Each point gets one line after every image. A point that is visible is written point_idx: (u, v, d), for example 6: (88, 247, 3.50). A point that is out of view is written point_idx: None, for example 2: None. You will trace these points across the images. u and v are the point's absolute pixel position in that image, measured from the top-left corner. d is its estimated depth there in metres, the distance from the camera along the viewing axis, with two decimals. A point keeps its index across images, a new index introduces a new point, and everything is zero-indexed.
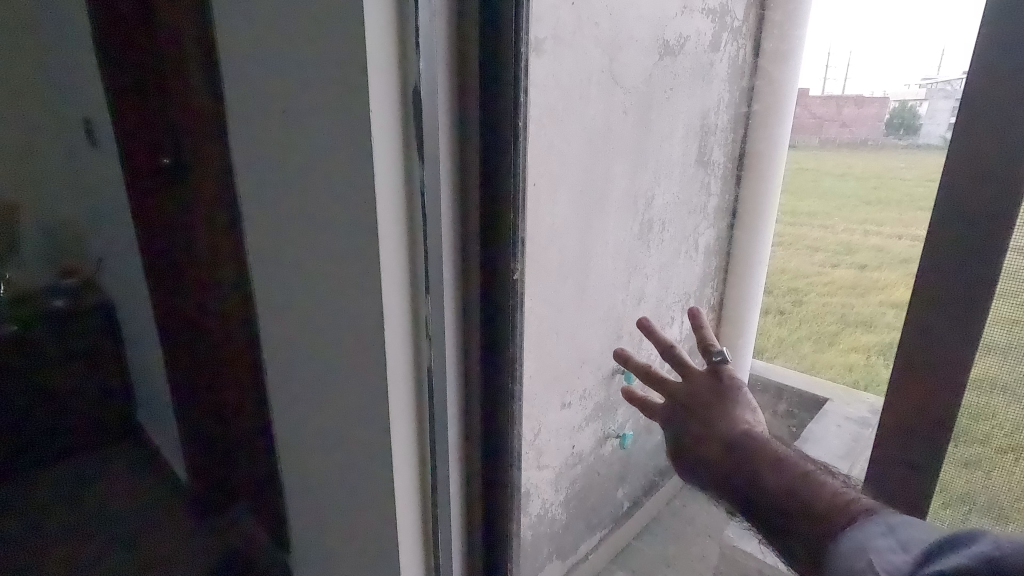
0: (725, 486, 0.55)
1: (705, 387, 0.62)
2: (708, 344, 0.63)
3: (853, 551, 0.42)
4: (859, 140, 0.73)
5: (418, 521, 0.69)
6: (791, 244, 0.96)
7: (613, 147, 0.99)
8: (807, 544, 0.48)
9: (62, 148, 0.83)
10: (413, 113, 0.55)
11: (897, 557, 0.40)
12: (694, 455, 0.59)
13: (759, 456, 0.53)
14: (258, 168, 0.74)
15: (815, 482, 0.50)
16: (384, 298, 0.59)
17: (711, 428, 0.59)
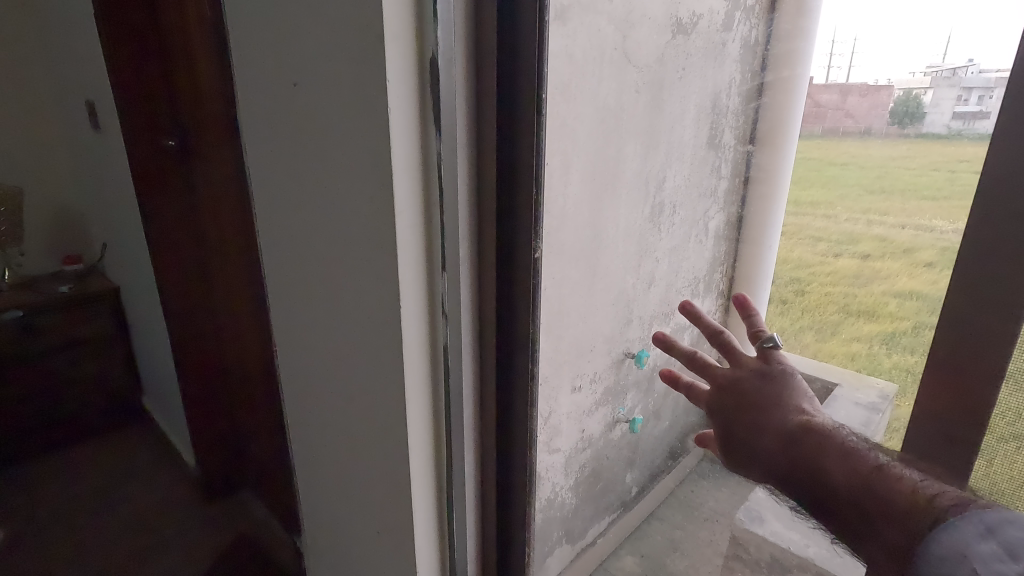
0: (790, 483, 0.52)
1: (758, 376, 0.61)
2: (759, 330, 0.63)
3: (949, 557, 0.35)
4: (862, 129, 0.68)
5: (435, 496, 0.70)
6: (793, 237, 0.90)
7: (626, 127, 0.97)
8: (885, 546, 0.41)
9: (98, 153, 1.59)
10: (429, 82, 0.54)
11: (1004, 565, 0.32)
12: (755, 448, 0.57)
13: (822, 448, 0.49)
14: (268, 150, 0.73)
15: (890, 472, 0.44)
16: (401, 273, 0.58)
17: (770, 420, 0.56)
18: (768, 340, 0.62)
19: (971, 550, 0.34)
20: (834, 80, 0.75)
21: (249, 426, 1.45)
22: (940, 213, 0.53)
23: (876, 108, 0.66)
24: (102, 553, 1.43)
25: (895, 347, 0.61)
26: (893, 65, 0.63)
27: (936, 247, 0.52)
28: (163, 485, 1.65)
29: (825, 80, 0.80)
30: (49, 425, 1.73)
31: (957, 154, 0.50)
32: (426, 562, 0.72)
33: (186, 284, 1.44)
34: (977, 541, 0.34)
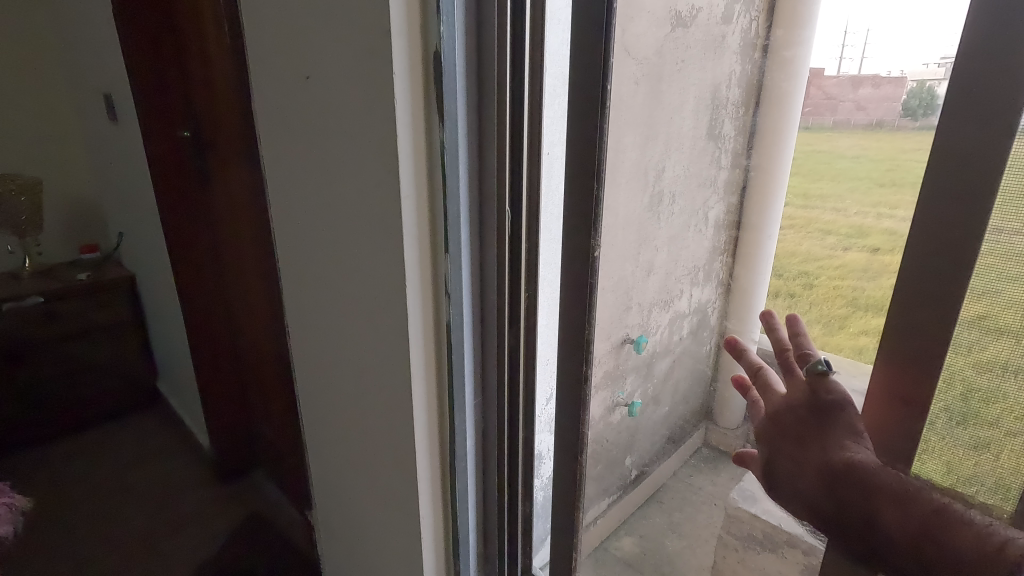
0: (836, 525, 0.48)
1: (802, 406, 0.53)
2: (807, 353, 0.55)
3: None
4: (874, 123, 0.66)
5: (437, 466, 0.74)
6: (804, 229, 0.84)
7: (627, 118, 0.93)
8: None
9: (110, 138, 1.65)
10: (433, 75, 0.58)
11: None
12: (792, 484, 0.52)
13: (872, 493, 0.45)
14: (282, 138, 0.77)
15: (947, 519, 0.41)
16: (406, 256, 0.62)
17: (807, 456, 0.51)
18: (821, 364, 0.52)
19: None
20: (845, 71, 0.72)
21: (263, 407, 1.51)
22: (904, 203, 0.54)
23: (886, 101, 0.64)
24: (126, 524, 1.51)
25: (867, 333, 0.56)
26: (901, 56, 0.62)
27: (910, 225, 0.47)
28: (179, 465, 1.71)
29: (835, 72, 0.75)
30: (82, 415, 1.83)
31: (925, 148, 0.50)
32: (430, 530, 0.77)
33: (198, 273, 1.48)
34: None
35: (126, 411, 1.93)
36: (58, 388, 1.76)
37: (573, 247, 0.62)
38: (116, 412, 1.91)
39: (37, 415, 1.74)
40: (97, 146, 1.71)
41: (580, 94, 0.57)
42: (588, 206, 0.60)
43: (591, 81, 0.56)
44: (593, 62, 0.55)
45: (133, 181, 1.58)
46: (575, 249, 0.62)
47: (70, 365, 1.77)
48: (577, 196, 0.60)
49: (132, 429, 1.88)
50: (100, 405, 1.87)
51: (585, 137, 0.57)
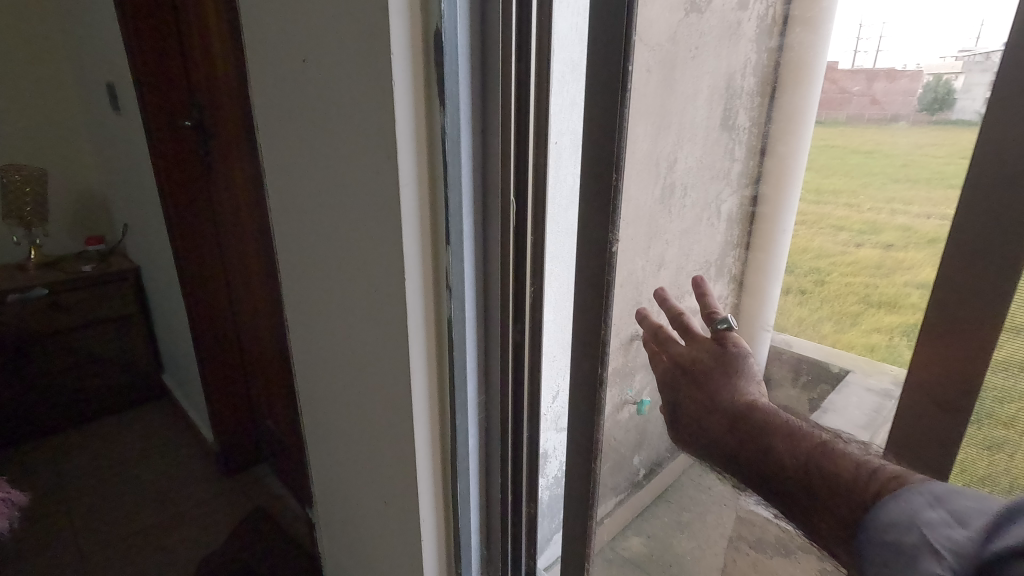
0: (746, 462, 0.53)
1: (710, 357, 0.59)
2: (714, 311, 0.61)
3: (901, 527, 0.35)
4: (887, 117, 0.62)
5: (438, 465, 0.72)
6: (813, 225, 0.76)
7: (640, 110, 0.76)
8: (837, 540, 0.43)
9: (114, 128, 1.63)
10: (434, 57, 0.55)
11: (952, 529, 0.32)
12: (710, 436, 0.57)
13: (773, 429, 0.50)
14: (280, 126, 0.74)
15: (839, 452, 0.45)
16: (406, 245, 0.59)
17: (718, 403, 0.57)
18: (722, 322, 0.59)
19: (929, 528, 0.33)
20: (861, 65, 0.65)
21: (268, 401, 1.50)
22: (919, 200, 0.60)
23: (902, 96, 0.60)
24: (129, 518, 1.49)
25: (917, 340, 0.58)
26: (921, 51, 0.58)
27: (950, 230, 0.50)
28: (185, 459, 1.71)
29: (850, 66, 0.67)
30: (88, 405, 1.86)
31: None
32: (430, 532, 0.74)
33: (202, 264, 1.46)
34: (933, 514, 0.34)
35: (130, 399, 1.95)
36: (63, 380, 1.77)
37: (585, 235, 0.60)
38: (121, 400, 1.93)
39: (44, 405, 1.76)
40: (107, 136, 1.71)
41: (596, 76, 0.54)
42: (604, 196, 0.57)
43: (606, 60, 0.53)
44: (611, 42, 0.52)
45: (137, 173, 1.56)
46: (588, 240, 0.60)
47: (75, 358, 1.77)
48: (594, 184, 0.57)
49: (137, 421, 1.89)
50: (106, 395, 1.89)
51: (600, 121, 0.54)
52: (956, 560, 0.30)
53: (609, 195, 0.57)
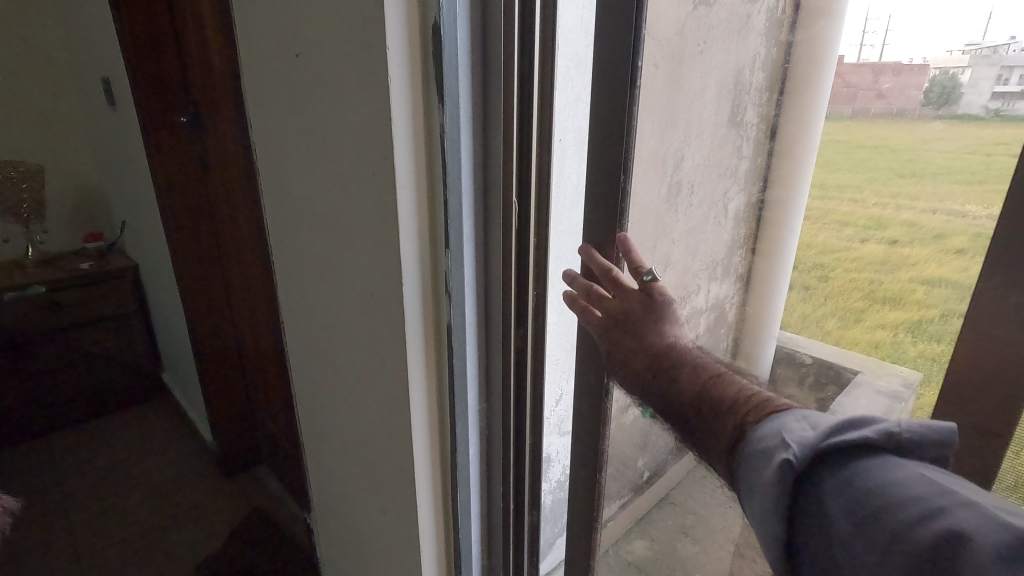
0: (647, 391, 0.52)
1: (636, 305, 0.53)
2: (639, 267, 0.53)
3: (768, 434, 0.38)
4: (893, 112, 0.59)
5: (438, 474, 0.70)
6: (817, 220, 0.74)
7: (647, 105, 0.73)
8: (719, 466, 0.44)
9: (112, 124, 1.61)
10: (432, 51, 0.52)
11: (808, 434, 0.36)
12: (620, 370, 0.55)
13: (680, 361, 0.50)
14: (273, 122, 0.72)
15: (736, 388, 0.45)
16: (402, 249, 0.57)
17: (633, 342, 0.53)
18: (649, 274, 0.53)
19: (786, 430, 0.37)
20: (866, 59, 0.62)
21: (268, 399, 1.49)
22: (924, 197, 0.58)
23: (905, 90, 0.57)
24: (127, 519, 1.48)
25: (919, 335, 0.57)
26: (927, 45, 0.54)
27: (968, 232, 0.51)
28: (184, 459, 1.70)
29: (855, 60, 0.63)
30: (86, 403, 1.85)
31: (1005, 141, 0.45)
32: (429, 542, 0.72)
33: (202, 262, 1.44)
34: (793, 422, 0.38)
35: (129, 399, 1.94)
36: (61, 379, 1.76)
37: (590, 236, 0.57)
38: (121, 399, 1.92)
39: (42, 403, 1.75)
40: (107, 132, 1.69)
41: (602, 69, 0.51)
42: (610, 195, 0.54)
43: (614, 50, 0.50)
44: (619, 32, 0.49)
45: (136, 170, 1.54)
46: (592, 241, 0.57)
47: (73, 357, 1.76)
48: (600, 183, 0.54)
49: (138, 420, 1.88)
50: (106, 393, 1.88)
51: (604, 119, 0.52)
52: (802, 451, 0.35)
53: (615, 195, 0.54)
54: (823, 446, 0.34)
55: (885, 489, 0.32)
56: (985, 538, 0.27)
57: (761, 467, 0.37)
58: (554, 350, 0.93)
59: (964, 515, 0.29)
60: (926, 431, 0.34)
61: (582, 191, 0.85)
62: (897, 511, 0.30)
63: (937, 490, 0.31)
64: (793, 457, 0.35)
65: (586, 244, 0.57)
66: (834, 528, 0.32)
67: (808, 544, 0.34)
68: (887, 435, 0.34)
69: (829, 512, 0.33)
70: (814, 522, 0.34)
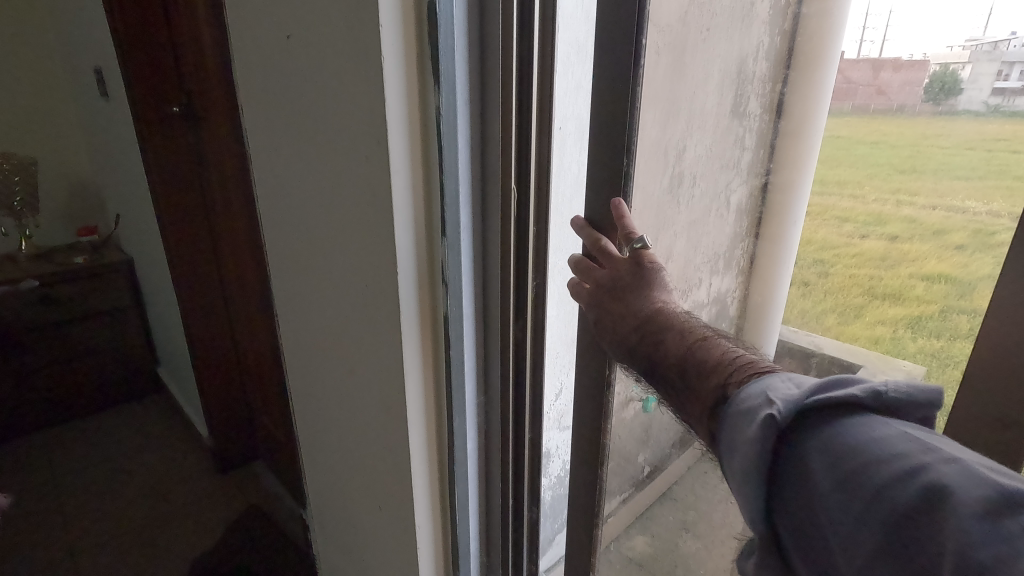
0: (632, 355, 0.51)
1: (627, 273, 0.53)
2: (630, 233, 0.51)
3: (748, 393, 0.36)
4: (893, 107, 0.57)
5: (435, 470, 0.68)
6: (817, 216, 0.72)
7: (652, 92, 0.70)
8: (697, 430, 0.43)
9: (105, 115, 1.59)
10: (427, 29, 0.50)
11: (790, 392, 0.34)
12: (608, 336, 0.54)
13: (667, 325, 0.48)
14: (265, 108, 0.70)
15: (720, 350, 0.44)
16: (396, 236, 0.55)
17: (621, 308, 0.52)
18: (640, 241, 0.51)
19: (770, 389, 0.36)
20: (867, 54, 0.61)
21: (265, 394, 1.47)
22: (924, 193, 0.56)
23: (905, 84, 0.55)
24: (121, 516, 1.47)
25: (918, 331, 0.55)
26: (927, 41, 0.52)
27: (968, 228, 0.49)
28: (180, 455, 1.69)
29: (855, 56, 0.64)
30: (81, 398, 1.83)
31: None
32: (426, 538, 0.71)
33: (197, 256, 1.42)
34: (778, 382, 0.36)
35: (126, 393, 1.93)
36: (55, 374, 1.74)
37: (592, 224, 0.55)
38: (117, 394, 1.91)
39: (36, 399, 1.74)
40: (101, 123, 1.67)
41: (605, 47, 0.48)
42: (614, 180, 0.51)
43: (616, 25, 0.47)
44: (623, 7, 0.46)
45: (130, 161, 1.52)
46: (594, 228, 0.55)
47: (68, 352, 1.74)
48: (602, 168, 0.52)
49: (134, 415, 1.87)
50: (101, 388, 1.87)
51: (604, 106, 0.50)
52: (787, 407, 0.33)
53: (619, 181, 0.51)
54: (807, 403, 0.33)
55: (869, 447, 0.30)
56: (970, 494, 0.26)
57: (742, 424, 0.35)
58: (553, 344, 0.92)
59: (949, 471, 0.27)
60: (917, 390, 0.33)
61: (584, 180, 0.83)
62: (880, 469, 0.29)
63: (921, 447, 0.29)
64: (777, 413, 0.33)
65: (580, 217, 0.56)
66: (815, 487, 0.31)
67: (788, 504, 0.32)
68: (874, 394, 0.32)
69: (811, 471, 0.32)
70: (795, 482, 0.32)
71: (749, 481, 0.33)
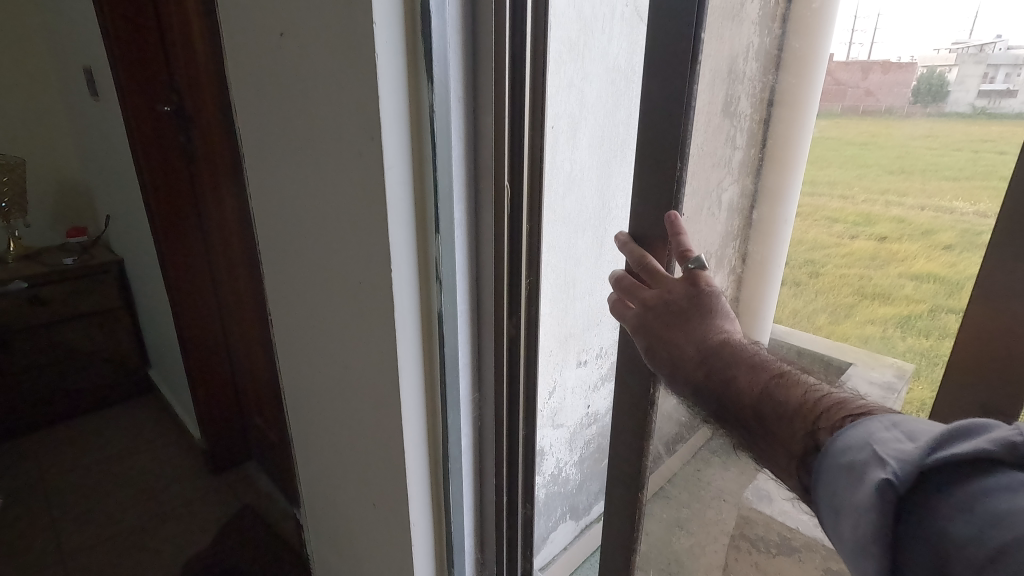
0: (698, 392, 0.48)
1: (684, 301, 0.51)
2: (685, 251, 0.51)
3: (852, 445, 0.34)
4: (882, 109, 0.57)
5: (429, 467, 0.69)
6: (806, 217, 0.68)
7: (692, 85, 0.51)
8: (782, 476, 0.41)
9: (95, 114, 1.58)
10: (420, 29, 0.51)
11: (903, 446, 0.31)
12: (669, 370, 0.51)
13: (737, 360, 0.46)
14: (258, 104, 0.70)
15: (801, 389, 0.42)
16: (391, 234, 0.55)
17: (682, 341, 0.50)
18: (694, 260, 0.51)
19: (875, 441, 0.33)
20: (855, 57, 0.58)
21: (258, 394, 1.47)
22: (914, 192, 0.56)
23: (894, 87, 0.55)
24: (111, 518, 1.45)
25: (907, 329, 0.58)
26: (915, 42, 0.53)
27: (957, 229, 0.51)
28: (170, 456, 1.68)
29: (845, 58, 0.59)
30: (68, 401, 1.81)
31: None
32: (421, 534, 0.71)
33: (186, 254, 1.41)
34: (883, 432, 0.33)
35: (116, 395, 1.92)
36: (42, 377, 1.73)
37: (635, 236, 0.55)
38: (105, 396, 1.89)
39: (23, 402, 1.72)
40: (92, 123, 1.66)
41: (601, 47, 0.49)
42: (663, 191, 0.51)
43: None
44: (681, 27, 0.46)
45: (120, 162, 1.51)
46: (639, 240, 0.55)
47: (58, 355, 1.73)
48: (642, 182, 0.52)
49: (124, 418, 1.86)
50: (89, 390, 1.85)
51: None
52: (903, 469, 0.30)
53: (673, 192, 0.51)
54: (924, 465, 0.30)
55: (1012, 519, 0.26)
56: None
57: (851, 485, 0.33)
58: (547, 341, 0.93)
59: None
60: None
61: (575, 178, 0.86)
62: None
63: None
64: (894, 477, 0.30)
65: (622, 233, 0.56)
66: (951, 564, 0.28)
67: None
68: (1008, 447, 0.28)
69: (944, 545, 0.28)
70: (918, 554, 0.29)
71: (867, 553, 0.31)
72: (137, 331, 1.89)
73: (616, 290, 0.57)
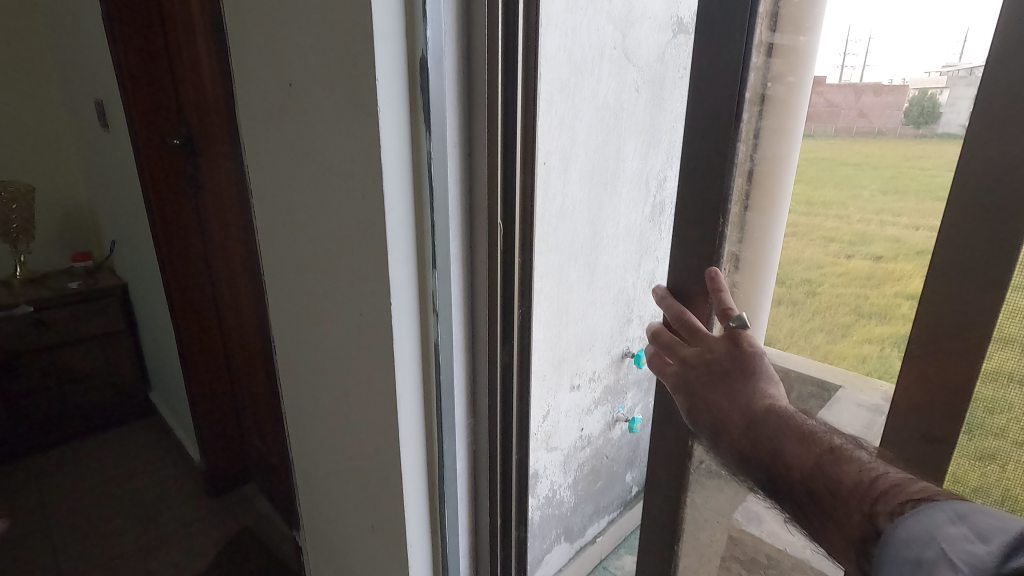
0: (745, 458, 0.49)
1: (727, 361, 0.53)
2: (726, 309, 0.52)
3: (916, 537, 0.35)
4: (875, 131, 0.50)
5: (426, 490, 0.71)
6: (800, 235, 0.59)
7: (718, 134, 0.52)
8: (837, 554, 0.42)
9: (104, 144, 1.63)
10: (419, 80, 0.55)
11: (978, 549, 0.32)
12: (715, 433, 0.52)
13: (785, 429, 0.47)
14: (267, 145, 0.74)
15: (853, 465, 0.42)
16: (391, 271, 0.59)
17: (728, 404, 0.52)
18: (736, 320, 0.52)
19: (943, 538, 0.33)
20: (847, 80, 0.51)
21: (258, 416, 1.49)
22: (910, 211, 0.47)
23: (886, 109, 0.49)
24: (108, 540, 1.46)
25: None
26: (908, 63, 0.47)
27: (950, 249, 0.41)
28: (170, 479, 1.69)
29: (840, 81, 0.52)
30: (68, 424, 1.83)
31: (943, 153, 0.43)
32: (418, 554, 0.73)
33: (190, 279, 1.45)
34: (949, 527, 0.34)
35: (115, 419, 1.93)
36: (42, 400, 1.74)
37: (674, 290, 0.58)
38: (105, 419, 1.91)
39: (23, 425, 1.73)
40: (99, 151, 1.71)
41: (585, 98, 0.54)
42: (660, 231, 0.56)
43: None
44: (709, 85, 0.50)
45: (126, 190, 1.55)
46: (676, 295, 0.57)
47: (59, 378, 1.75)
48: None
49: (121, 441, 1.86)
50: (89, 413, 1.87)
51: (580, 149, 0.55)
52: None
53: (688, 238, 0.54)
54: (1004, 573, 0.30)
55: None
56: None
57: None
58: (541, 365, 0.96)
59: None
60: None
61: (567, 211, 0.90)
62: None
63: None
64: None
65: (660, 287, 0.58)
66: None
67: None
68: None
69: None
70: None
71: None
72: (137, 354, 1.91)
73: (657, 347, 0.58)
